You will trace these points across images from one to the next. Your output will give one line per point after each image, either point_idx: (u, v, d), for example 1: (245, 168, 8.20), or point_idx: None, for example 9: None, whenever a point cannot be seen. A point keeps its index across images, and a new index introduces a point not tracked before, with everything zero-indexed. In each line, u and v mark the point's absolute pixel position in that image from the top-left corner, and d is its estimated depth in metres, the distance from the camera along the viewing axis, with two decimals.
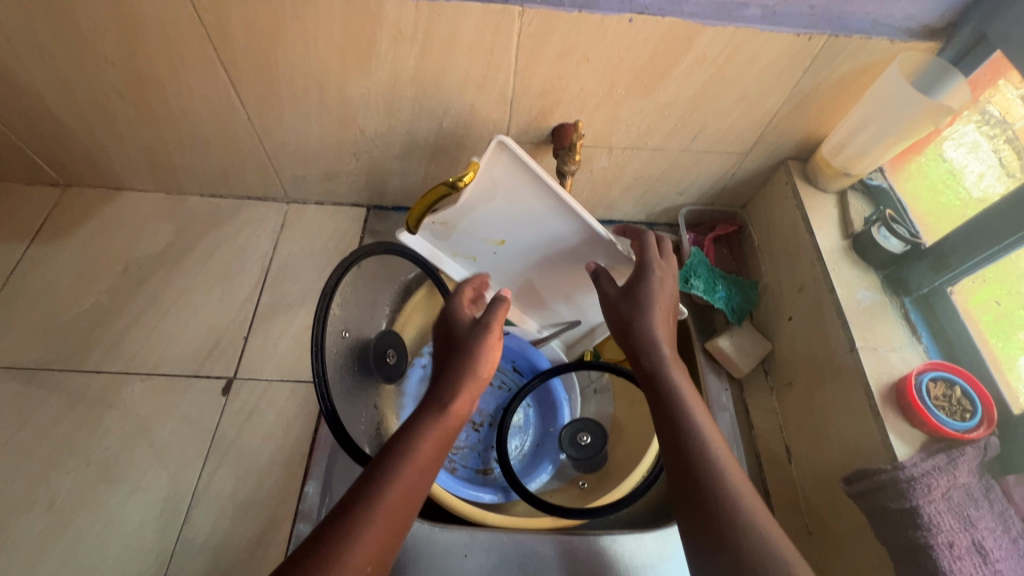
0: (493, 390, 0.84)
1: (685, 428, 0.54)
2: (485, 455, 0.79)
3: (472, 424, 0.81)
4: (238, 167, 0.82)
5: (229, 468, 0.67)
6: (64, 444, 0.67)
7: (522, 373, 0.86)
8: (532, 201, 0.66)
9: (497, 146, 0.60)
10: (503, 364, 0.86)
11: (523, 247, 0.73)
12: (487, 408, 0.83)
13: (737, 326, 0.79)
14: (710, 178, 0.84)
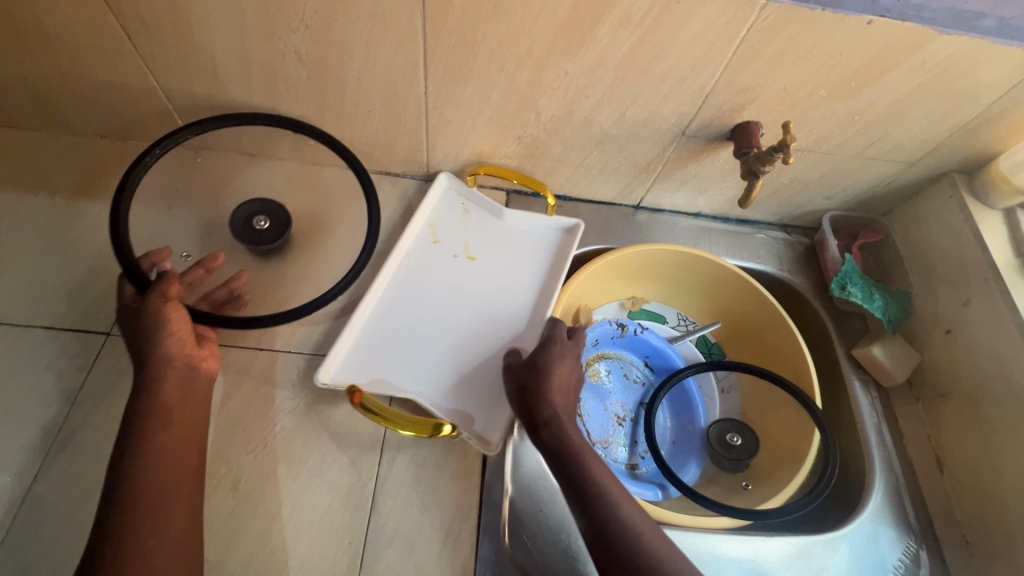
0: (632, 386, 0.85)
1: (598, 499, 0.54)
2: (633, 452, 0.80)
3: (617, 418, 0.82)
4: (390, 141, 0.78)
5: (408, 453, 0.64)
6: (238, 422, 0.64)
7: (655, 369, 0.87)
8: (536, 258, 0.80)
9: (567, 220, 0.82)
10: (637, 360, 0.87)
11: (484, 275, 0.78)
12: (627, 404, 0.84)
13: (891, 336, 0.79)
14: (864, 186, 0.83)
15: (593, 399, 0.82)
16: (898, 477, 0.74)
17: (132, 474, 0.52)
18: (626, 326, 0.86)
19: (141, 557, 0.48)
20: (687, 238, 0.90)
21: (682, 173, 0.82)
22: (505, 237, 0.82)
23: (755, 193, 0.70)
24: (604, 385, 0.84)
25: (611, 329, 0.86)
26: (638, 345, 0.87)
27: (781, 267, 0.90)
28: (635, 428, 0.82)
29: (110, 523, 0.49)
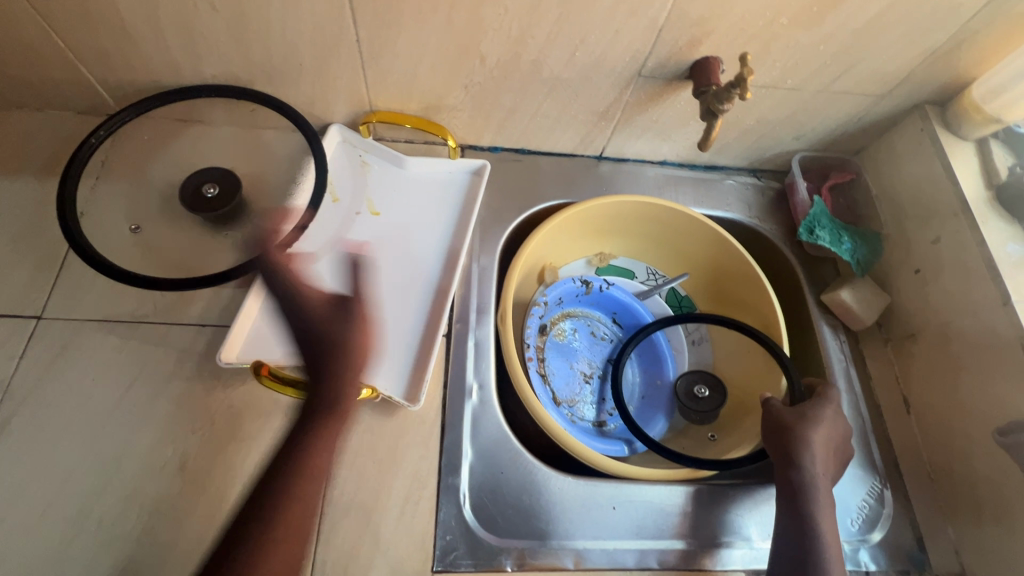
0: (598, 342, 0.85)
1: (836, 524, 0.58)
2: (600, 409, 0.79)
3: (584, 376, 0.81)
4: (329, 97, 0.73)
5: (363, 424, 0.63)
6: (183, 401, 0.61)
7: (623, 325, 0.86)
8: (446, 204, 0.78)
9: (473, 162, 0.79)
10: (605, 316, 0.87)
11: (394, 229, 0.75)
12: (595, 361, 0.83)
13: (860, 278, 0.78)
14: (834, 124, 0.79)
15: (558, 357, 0.81)
16: (866, 419, 0.73)
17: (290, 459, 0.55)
18: (591, 283, 0.86)
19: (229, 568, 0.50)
20: (653, 187, 0.87)
21: (643, 119, 0.78)
22: (413, 187, 0.78)
23: (715, 133, 0.66)
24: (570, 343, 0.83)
25: (576, 288, 0.85)
26: (606, 301, 0.86)
27: (750, 214, 0.87)
28: (603, 385, 0.81)
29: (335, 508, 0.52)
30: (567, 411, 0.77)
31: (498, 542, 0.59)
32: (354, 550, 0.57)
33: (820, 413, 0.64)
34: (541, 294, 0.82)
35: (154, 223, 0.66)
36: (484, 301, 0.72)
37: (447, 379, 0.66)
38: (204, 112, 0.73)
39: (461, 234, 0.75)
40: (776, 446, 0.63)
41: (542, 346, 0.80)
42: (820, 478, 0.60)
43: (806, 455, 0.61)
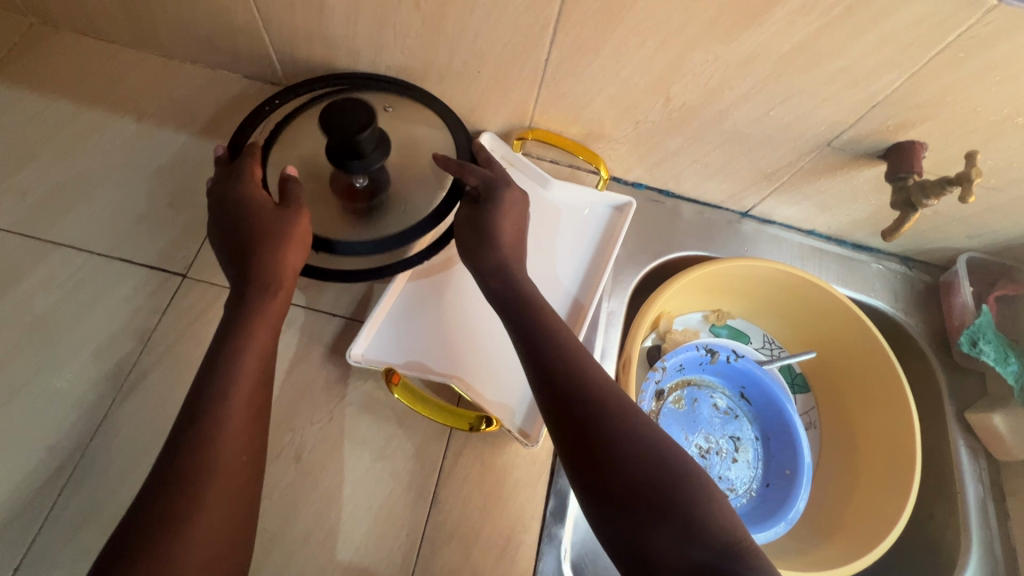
0: (720, 416, 0.80)
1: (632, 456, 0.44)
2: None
3: (700, 450, 0.77)
4: (493, 106, 0.72)
5: (475, 451, 0.61)
6: (306, 390, 0.61)
7: (753, 400, 0.81)
8: (583, 237, 0.75)
9: (619, 197, 0.75)
10: (730, 389, 0.82)
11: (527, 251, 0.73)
12: (714, 435, 0.79)
13: (1021, 408, 0.69)
14: (1019, 230, 0.72)
15: (676, 424, 0.78)
16: (997, 558, 0.66)
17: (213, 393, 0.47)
18: (717, 352, 0.79)
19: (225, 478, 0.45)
20: (795, 257, 0.82)
21: (809, 187, 0.73)
22: (552, 212, 0.76)
23: (906, 226, 0.61)
24: (690, 414, 0.79)
25: (702, 356, 0.79)
26: (735, 373, 0.81)
27: (896, 306, 0.80)
28: (720, 463, 0.77)
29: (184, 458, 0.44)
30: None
31: None
32: None
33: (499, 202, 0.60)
34: (661, 358, 0.76)
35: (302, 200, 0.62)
36: (606, 348, 0.71)
37: None
38: (358, 94, 0.67)
39: (594, 272, 0.73)
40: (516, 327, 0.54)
41: (658, 410, 0.77)
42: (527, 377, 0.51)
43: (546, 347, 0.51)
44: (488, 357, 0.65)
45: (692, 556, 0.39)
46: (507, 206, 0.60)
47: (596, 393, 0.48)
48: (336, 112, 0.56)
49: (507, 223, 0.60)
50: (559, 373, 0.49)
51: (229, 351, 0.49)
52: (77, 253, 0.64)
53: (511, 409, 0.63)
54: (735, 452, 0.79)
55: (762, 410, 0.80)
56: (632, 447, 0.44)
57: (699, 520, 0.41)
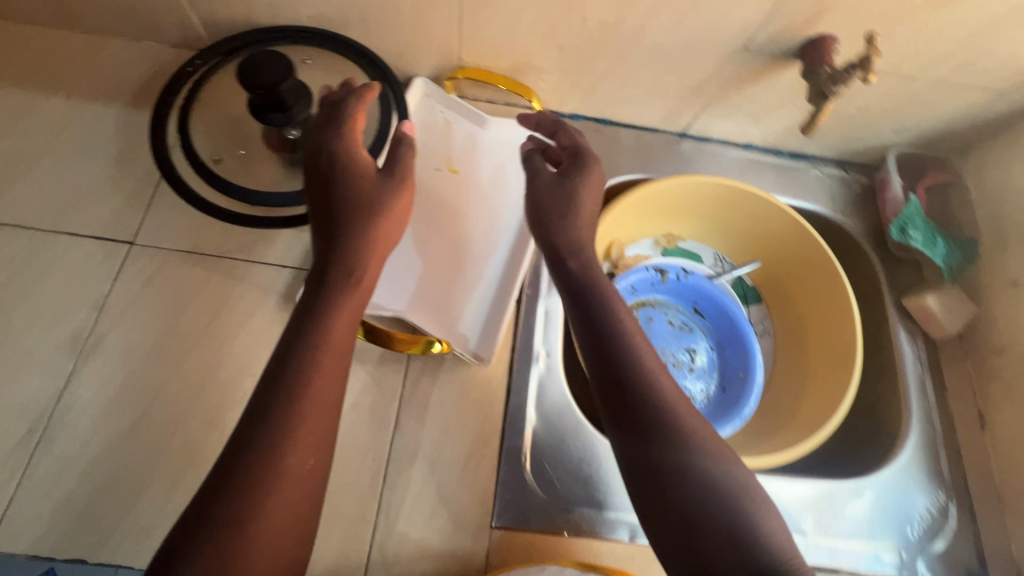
0: (676, 331, 0.84)
1: (681, 454, 0.47)
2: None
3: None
4: (419, 47, 0.72)
5: (433, 377, 0.63)
6: (263, 338, 0.63)
7: (706, 314, 0.85)
8: (523, 169, 0.77)
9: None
10: (684, 305, 0.85)
11: (469, 187, 0.75)
12: (671, 349, 0.83)
13: (949, 284, 0.75)
14: (941, 119, 0.75)
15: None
16: (935, 427, 0.71)
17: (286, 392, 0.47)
18: (666, 272, 0.83)
19: (293, 478, 0.45)
20: (735, 170, 0.84)
21: (737, 97, 0.74)
22: (491, 147, 0.77)
23: (821, 118, 0.63)
24: (647, 332, 0.82)
25: (652, 276, 0.83)
26: (688, 289, 0.84)
27: (834, 208, 0.83)
28: (677, 374, 0.81)
29: (258, 451, 0.45)
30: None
31: (557, 507, 0.60)
32: (417, 494, 0.59)
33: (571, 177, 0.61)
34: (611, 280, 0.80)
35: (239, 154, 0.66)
36: (555, 268, 0.72)
37: (516, 343, 0.67)
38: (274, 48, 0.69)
39: None
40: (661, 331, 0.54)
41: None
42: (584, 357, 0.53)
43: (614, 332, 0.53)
44: (439, 290, 0.68)
45: (733, 554, 0.42)
46: (585, 185, 0.61)
47: (642, 367, 0.51)
48: (253, 75, 0.57)
49: (587, 195, 0.61)
50: (606, 340, 0.52)
51: (307, 340, 0.50)
52: (23, 232, 0.65)
53: (465, 335, 0.66)
54: (692, 363, 0.83)
55: (716, 322, 0.84)
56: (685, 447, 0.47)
57: (739, 524, 0.43)
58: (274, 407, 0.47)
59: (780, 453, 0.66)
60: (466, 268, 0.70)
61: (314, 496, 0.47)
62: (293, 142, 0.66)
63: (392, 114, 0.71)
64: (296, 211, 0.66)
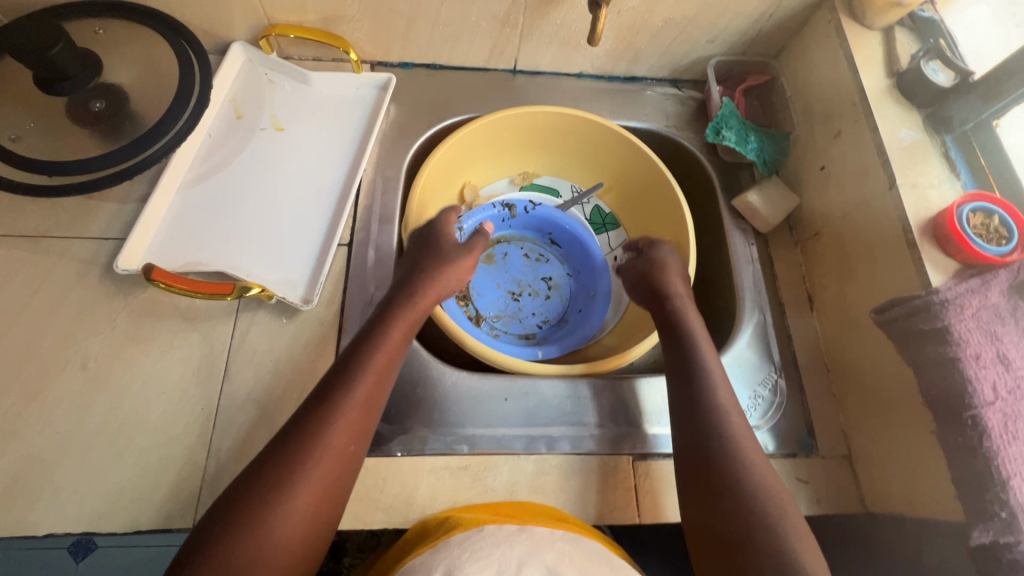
0: (531, 263, 0.87)
1: (722, 438, 0.57)
2: (525, 323, 0.83)
3: (513, 294, 0.85)
4: (223, 9, 0.72)
5: (262, 326, 0.65)
6: (85, 309, 0.63)
7: (560, 243, 0.88)
8: (352, 119, 0.79)
9: (379, 76, 0.79)
10: (541, 237, 0.89)
11: (298, 142, 0.76)
12: (526, 279, 0.86)
13: (768, 179, 0.78)
14: (746, 22, 0.77)
15: (487, 277, 0.85)
16: (767, 314, 0.74)
17: (338, 388, 0.55)
18: (515, 207, 0.87)
19: (335, 456, 0.52)
20: (570, 100, 0.86)
21: (547, 24, 0.76)
22: (320, 104, 0.79)
23: (602, 27, 0.65)
24: (500, 265, 0.86)
25: (501, 212, 0.86)
26: (539, 221, 0.87)
27: (668, 124, 0.86)
28: (533, 302, 0.85)
29: (302, 434, 0.52)
30: (490, 327, 0.81)
31: (390, 431, 0.62)
32: (249, 436, 0.60)
33: (667, 258, 0.74)
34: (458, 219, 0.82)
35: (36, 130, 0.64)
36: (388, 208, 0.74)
37: (347, 284, 0.68)
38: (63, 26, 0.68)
39: (367, 147, 0.77)
40: (677, 360, 0.64)
41: None
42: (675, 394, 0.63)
43: (694, 360, 0.63)
44: (268, 242, 0.69)
45: (767, 521, 0.51)
46: (671, 261, 0.74)
47: (707, 376, 0.62)
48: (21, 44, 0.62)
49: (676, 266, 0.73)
50: (679, 363, 0.64)
51: (372, 342, 0.59)
52: None
53: (294, 282, 0.67)
54: (548, 290, 0.86)
55: (569, 249, 0.88)
56: (730, 438, 0.57)
57: (768, 497, 0.53)
58: (320, 400, 0.54)
59: (618, 356, 0.69)
60: (296, 219, 0.71)
61: (332, 514, 0.52)
62: (101, 113, 0.66)
63: (195, 72, 0.70)
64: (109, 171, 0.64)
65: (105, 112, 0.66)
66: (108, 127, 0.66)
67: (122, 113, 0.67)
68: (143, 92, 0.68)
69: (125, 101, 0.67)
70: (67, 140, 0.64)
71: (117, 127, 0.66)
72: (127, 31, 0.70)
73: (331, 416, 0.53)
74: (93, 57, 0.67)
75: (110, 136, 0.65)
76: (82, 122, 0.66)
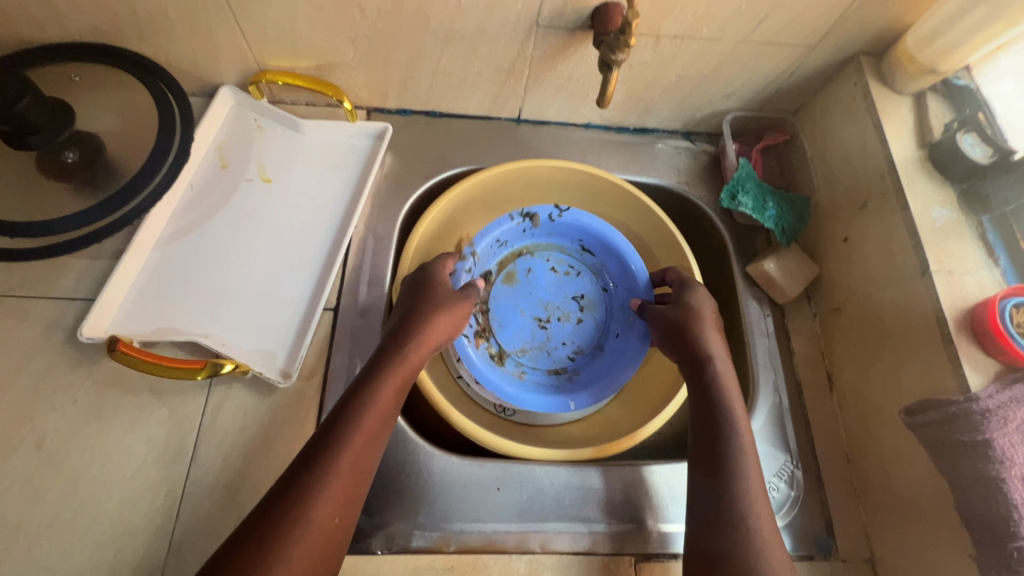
0: (560, 278, 0.80)
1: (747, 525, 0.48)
2: (555, 355, 0.77)
3: (540, 320, 0.78)
4: (210, 54, 0.68)
5: (237, 401, 0.60)
6: (44, 380, 0.58)
7: (594, 251, 0.80)
8: (345, 170, 0.74)
9: (375, 125, 0.75)
10: (570, 244, 0.81)
11: (286, 196, 0.72)
12: (554, 301, 0.79)
13: (785, 248, 0.73)
14: (766, 79, 0.73)
15: (509, 300, 0.78)
16: (783, 395, 0.69)
17: (323, 455, 0.49)
18: (537, 215, 0.77)
19: (321, 533, 0.47)
20: (576, 152, 0.81)
21: (554, 77, 0.72)
22: (311, 153, 0.75)
23: (613, 89, 0.61)
24: (526, 284, 0.79)
25: (523, 225, 0.78)
26: (565, 227, 0.79)
27: (679, 180, 0.81)
28: (563, 328, 0.78)
29: (280, 509, 0.46)
30: (517, 364, 0.75)
31: (371, 525, 0.57)
32: (215, 530, 0.55)
33: (696, 297, 0.63)
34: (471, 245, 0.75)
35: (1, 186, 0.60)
36: (379, 270, 0.69)
37: (331, 355, 0.63)
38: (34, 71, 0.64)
39: (360, 201, 0.72)
40: (703, 421, 0.56)
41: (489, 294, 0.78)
42: (699, 460, 0.54)
43: (724, 419, 0.54)
44: (247, 309, 0.64)
45: None
46: (701, 297, 0.63)
47: (738, 443, 0.53)
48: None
49: (705, 302, 0.63)
50: (709, 423, 0.55)
51: (361, 403, 0.53)
52: None
53: (273, 355, 0.62)
54: (580, 312, 0.79)
55: (604, 259, 0.79)
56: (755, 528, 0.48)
57: None
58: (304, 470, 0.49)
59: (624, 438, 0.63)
60: (279, 282, 0.66)
61: None
62: (74, 165, 0.62)
63: (177, 121, 0.65)
64: (82, 232, 0.60)
65: (77, 164, 0.62)
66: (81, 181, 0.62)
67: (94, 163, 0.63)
68: (118, 144, 0.63)
69: (98, 155, 0.63)
70: (38, 197, 0.60)
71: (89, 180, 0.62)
72: (103, 76, 0.66)
73: (313, 488, 0.48)
74: (65, 105, 0.63)
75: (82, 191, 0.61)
76: (55, 176, 0.62)
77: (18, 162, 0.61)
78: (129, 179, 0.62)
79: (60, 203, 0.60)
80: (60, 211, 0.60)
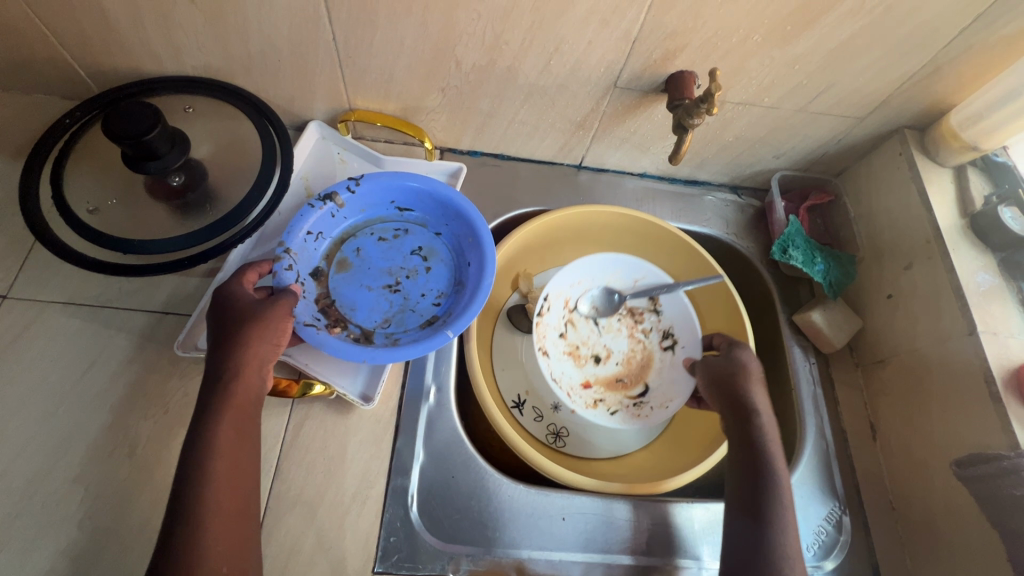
0: (390, 245, 0.73)
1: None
2: (420, 309, 0.69)
3: (389, 286, 0.70)
4: (308, 93, 0.74)
5: (318, 419, 0.63)
6: (138, 390, 0.61)
7: (411, 206, 0.74)
8: None
9: (450, 165, 0.80)
10: (385, 211, 0.73)
11: None
12: (396, 263, 0.72)
13: (832, 300, 0.77)
14: (814, 144, 0.79)
15: (349, 285, 0.69)
16: (830, 441, 0.72)
17: (187, 501, 0.46)
18: (335, 194, 0.69)
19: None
20: (631, 198, 0.87)
21: (621, 131, 0.78)
22: None
23: (685, 148, 0.66)
24: (359, 266, 0.71)
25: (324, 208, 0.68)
26: (372, 195, 0.71)
27: (728, 231, 0.86)
28: (416, 283, 0.71)
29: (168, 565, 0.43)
30: (386, 336, 0.67)
31: (442, 547, 0.59)
32: (294, 546, 0.56)
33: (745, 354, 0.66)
34: (280, 244, 0.64)
35: (114, 203, 0.64)
36: None
37: (405, 380, 0.67)
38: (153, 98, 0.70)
39: None
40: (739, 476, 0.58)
41: (329, 289, 0.68)
42: (733, 511, 0.57)
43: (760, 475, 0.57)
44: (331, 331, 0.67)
45: None
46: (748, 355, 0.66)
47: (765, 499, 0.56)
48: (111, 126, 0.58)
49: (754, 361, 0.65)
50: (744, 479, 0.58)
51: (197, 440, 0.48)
52: None
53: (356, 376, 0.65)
54: (425, 263, 0.73)
55: (424, 207, 0.74)
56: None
57: None
58: (179, 519, 0.45)
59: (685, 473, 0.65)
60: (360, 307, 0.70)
61: None
62: (181, 189, 0.66)
63: (275, 150, 0.70)
64: (186, 253, 0.63)
65: (185, 190, 0.66)
66: (188, 206, 0.66)
67: (201, 189, 0.67)
68: (222, 172, 0.68)
69: (202, 181, 0.67)
70: (145, 215, 0.64)
71: (197, 207, 0.66)
72: (210, 106, 0.71)
73: (190, 535, 0.44)
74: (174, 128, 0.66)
75: (189, 216, 0.65)
76: (161, 197, 0.66)
77: (128, 181, 0.65)
78: (232, 208, 0.66)
79: (166, 222, 0.64)
80: (165, 230, 0.64)
